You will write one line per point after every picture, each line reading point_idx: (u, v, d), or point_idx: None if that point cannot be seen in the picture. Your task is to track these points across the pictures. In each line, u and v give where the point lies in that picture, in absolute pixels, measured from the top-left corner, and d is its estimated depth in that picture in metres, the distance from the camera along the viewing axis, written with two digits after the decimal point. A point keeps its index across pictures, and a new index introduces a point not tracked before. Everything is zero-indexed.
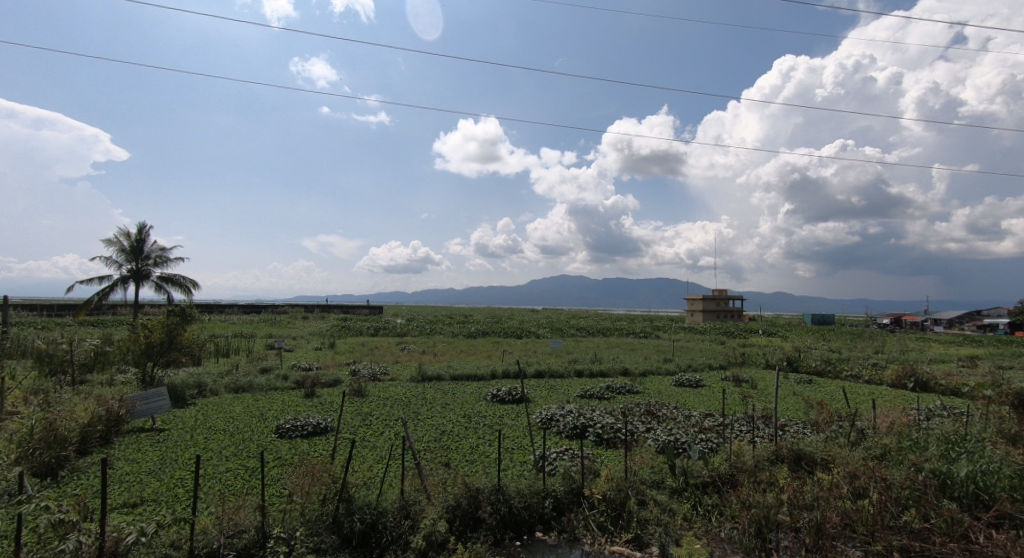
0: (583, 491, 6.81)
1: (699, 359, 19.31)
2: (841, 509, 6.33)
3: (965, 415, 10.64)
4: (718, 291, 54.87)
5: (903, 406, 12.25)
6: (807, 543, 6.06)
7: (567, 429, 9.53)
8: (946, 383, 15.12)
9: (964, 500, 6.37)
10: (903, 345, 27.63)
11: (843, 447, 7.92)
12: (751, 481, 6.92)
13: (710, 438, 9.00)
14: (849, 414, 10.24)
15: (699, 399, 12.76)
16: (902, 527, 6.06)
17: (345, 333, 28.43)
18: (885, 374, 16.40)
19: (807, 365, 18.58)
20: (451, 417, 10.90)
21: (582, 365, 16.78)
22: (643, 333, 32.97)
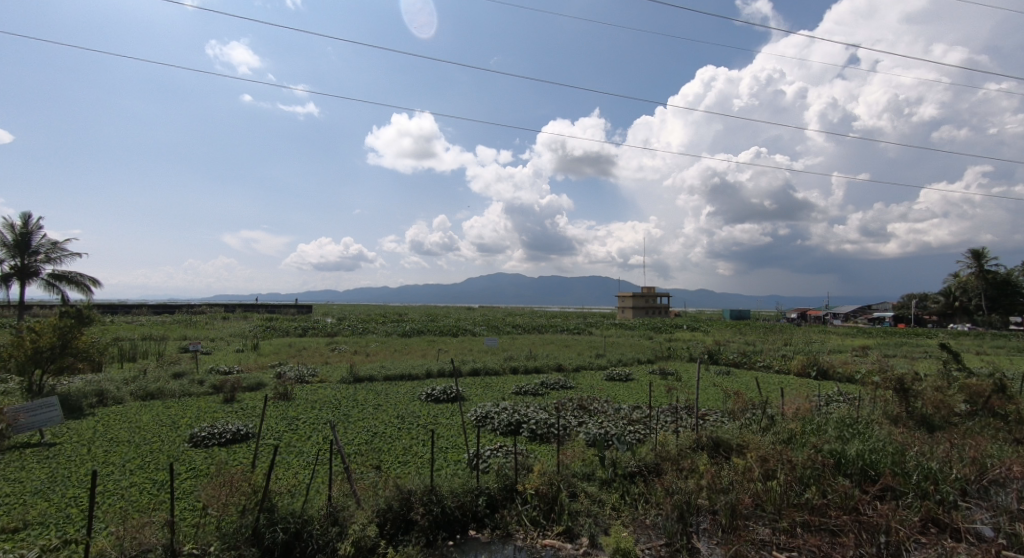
0: (516, 487, 6.87)
1: (628, 354, 20.04)
2: (753, 490, 6.78)
3: (858, 399, 11.80)
4: (645, 288, 57.07)
5: (809, 393, 13.34)
6: (724, 524, 6.50)
7: (502, 426, 9.63)
8: (843, 371, 16.60)
9: (855, 476, 7.01)
10: (807, 337, 30.12)
11: (757, 433, 8.47)
12: (674, 468, 7.30)
13: (638, 429, 9.37)
14: (760, 402, 11.00)
15: (628, 392, 13.27)
16: (804, 503, 6.60)
17: (269, 334, 27.22)
18: (793, 364, 17.78)
19: (725, 357, 19.79)
20: (384, 418, 10.70)
21: (516, 362, 16.99)
22: (575, 329, 33.84)
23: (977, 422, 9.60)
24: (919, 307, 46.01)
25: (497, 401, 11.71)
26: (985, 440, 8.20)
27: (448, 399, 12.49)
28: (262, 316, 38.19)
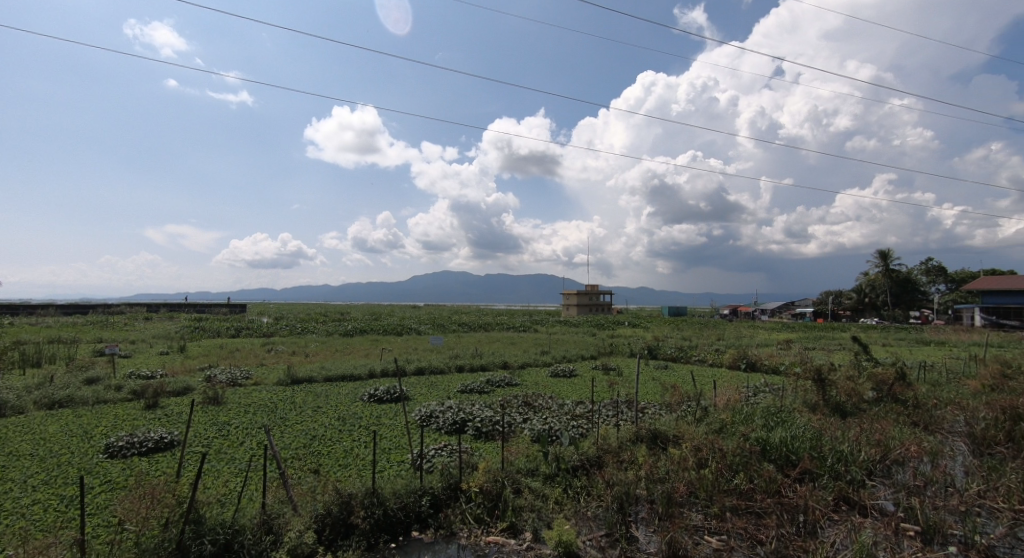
0: (460, 486, 7.06)
1: (572, 350, 20.61)
2: (687, 479, 7.26)
3: (782, 389, 12.71)
4: (589, 286, 58.47)
5: (737, 385, 14.23)
6: (660, 512, 6.87)
7: (447, 425, 9.78)
8: (769, 363, 17.77)
9: (778, 461, 7.66)
10: (738, 332, 31.91)
11: (691, 424, 8.98)
12: (614, 461, 7.69)
13: (581, 423, 9.70)
14: (695, 394, 11.62)
15: (571, 388, 13.71)
16: (733, 489, 7.15)
17: (199, 335, 26.08)
18: (724, 358, 18.85)
19: (663, 352, 20.70)
20: (324, 420, 10.62)
21: (462, 360, 17.14)
22: (521, 326, 34.34)
23: (880, 407, 10.48)
24: (835, 303, 49.62)
25: (443, 400, 11.83)
26: (888, 424, 9.07)
27: (393, 399, 12.47)
28: (197, 316, 36.56)
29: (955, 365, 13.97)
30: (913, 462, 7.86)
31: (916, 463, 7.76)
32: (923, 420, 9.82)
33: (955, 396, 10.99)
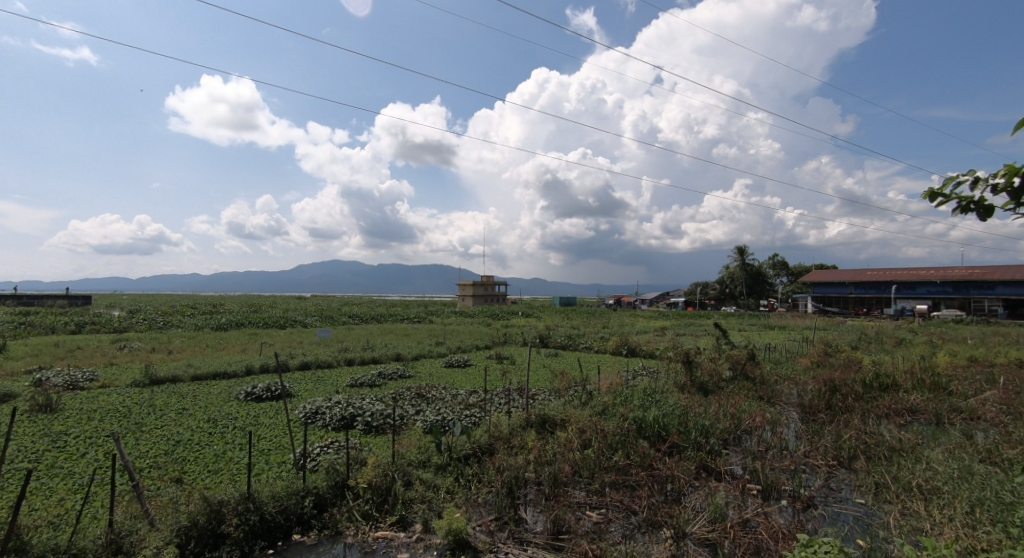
0: (348, 483, 6.65)
1: (466, 341, 20.95)
2: (572, 459, 7.31)
3: (657, 371, 13.82)
4: (485, 277, 59.35)
5: (618, 369, 15.32)
6: (547, 492, 6.83)
7: (335, 421, 9.52)
8: (646, 348, 19.36)
9: (651, 437, 8.15)
10: (621, 320, 34.24)
11: (576, 407, 9.27)
12: (505, 447, 7.56)
13: (474, 412, 9.78)
14: (581, 379, 12.30)
15: (465, 377, 14.02)
16: (613, 465, 7.30)
17: (31, 332, 22.90)
18: (608, 345, 20.20)
19: (554, 340, 21.70)
20: (190, 423, 9.97)
21: (352, 353, 16.78)
22: (415, 317, 34.17)
23: (735, 385, 11.80)
24: (702, 293, 54.81)
25: (330, 396, 11.55)
26: (740, 399, 10.38)
27: (274, 397, 11.96)
28: (43, 311, 32.23)
29: (794, 346, 16.19)
30: (758, 430, 9.00)
31: (760, 431, 9.00)
32: (768, 394, 11.23)
33: (793, 373, 12.74)
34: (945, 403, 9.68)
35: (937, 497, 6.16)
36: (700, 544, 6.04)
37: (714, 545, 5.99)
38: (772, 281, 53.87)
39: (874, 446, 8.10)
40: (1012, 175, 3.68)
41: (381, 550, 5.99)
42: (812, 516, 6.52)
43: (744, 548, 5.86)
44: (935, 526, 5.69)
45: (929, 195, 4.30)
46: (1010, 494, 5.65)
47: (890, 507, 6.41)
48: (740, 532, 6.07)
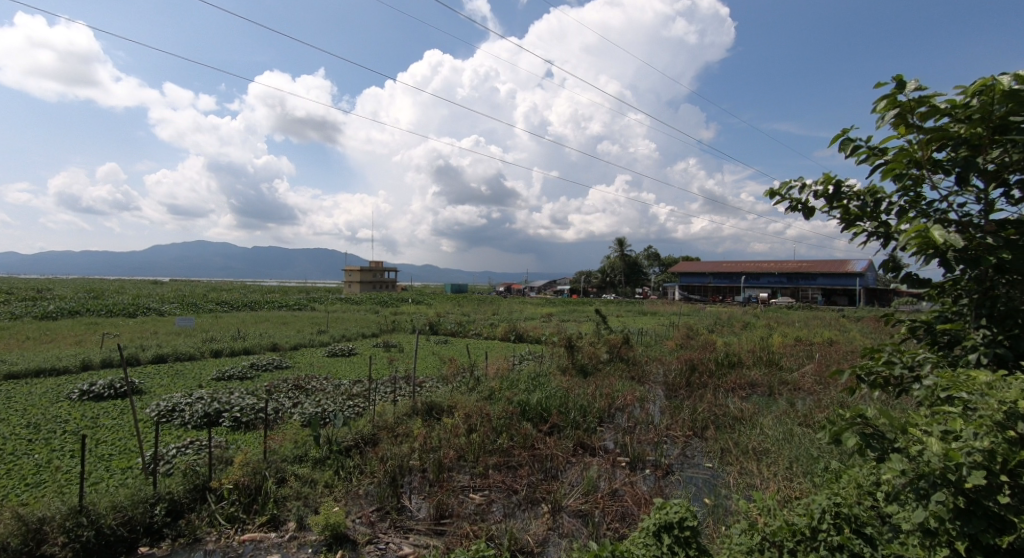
0: (209, 485, 5.79)
1: (351, 328, 20.35)
2: (458, 444, 7.18)
3: (543, 354, 14.38)
4: (373, 263, 57.83)
5: (506, 354, 15.76)
6: (431, 478, 6.50)
7: (196, 419, 8.70)
8: (533, 334, 20.07)
9: (534, 418, 8.52)
10: (511, 307, 35.13)
11: (463, 393, 9.39)
12: (389, 436, 7.25)
13: (357, 402, 9.57)
14: (469, 365, 12.53)
15: (349, 367, 13.69)
16: (498, 448, 7.26)
17: None
18: (497, 331, 20.67)
19: (444, 327, 21.76)
20: (5, 429, 8.71)
21: (218, 344, 15.61)
22: (295, 304, 32.46)
23: (611, 366, 12.66)
24: (585, 281, 57.75)
25: (189, 391, 10.64)
26: (614, 380, 11.20)
27: (118, 396, 10.80)
28: None
29: (662, 330, 17.70)
30: (628, 408, 9.80)
31: (630, 408, 9.82)
32: (639, 374, 12.22)
33: (660, 354, 14.00)
34: (776, 376, 11.26)
35: (766, 458, 7.15)
36: (573, 516, 5.85)
37: (585, 516, 5.81)
38: (646, 271, 58.20)
39: (721, 416, 9.18)
40: (825, 183, 4.45)
41: (249, 553, 5.14)
42: (670, 481, 7.10)
43: (611, 515, 5.79)
44: (764, 481, 6.54)
45: (770, 193, 5.01)
46: (817, 449, 6.79)
47: (732, 468, 7.23)
48: (608, 501, 6.05)
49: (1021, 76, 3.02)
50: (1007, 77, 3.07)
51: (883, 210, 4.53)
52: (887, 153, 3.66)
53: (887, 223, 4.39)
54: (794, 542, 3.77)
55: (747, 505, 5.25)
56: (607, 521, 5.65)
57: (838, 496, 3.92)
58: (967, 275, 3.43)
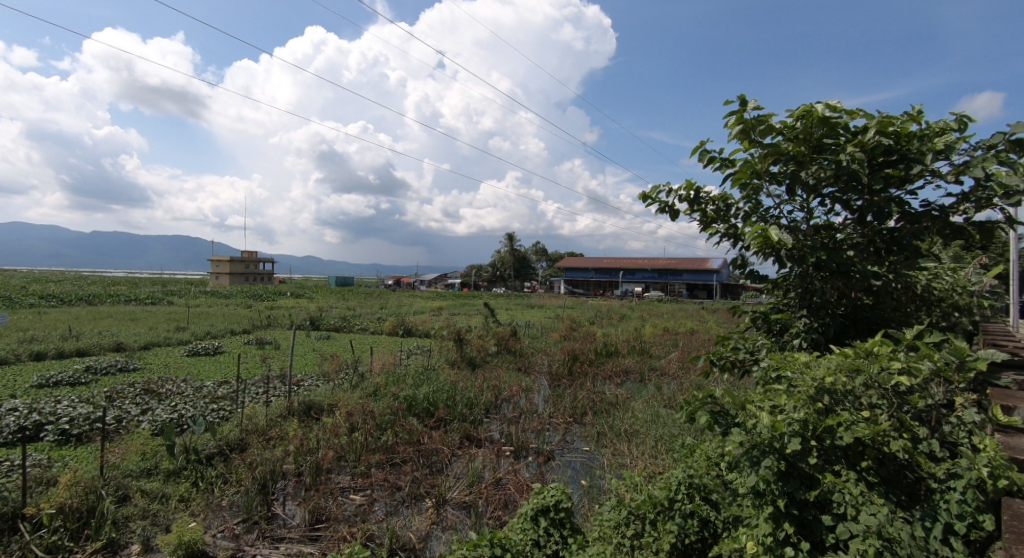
0: (23, 513, 4.95)
1: (216, 325, 18.73)
2: (338, 444, 6.94)
3: (431, 348, 14.29)
4: (245, 254, 53.69)
5: (393, 349, 15.44)
6: (307, 482, 6.21)
7: (9, 434, 7.49)
8: (422, 327, 19.85)
9: (421, 413, 8.44)
10: (399, 301, 34.39)
11: (346, 391, 9.06)
12: (260, 440, 6.83)
13: (223, 406, 8.85)
14: (352, 361, 12.13)
15: (213, 367, 12.62)
16: (381, 446, 7.11)
17: None
18: (384, 325, 20.16)
19: (326, 322, 20.80)
20: None
21: (44, 346, 13.58)
22: (148, 298, 29.17)
23: (499, 358, 12.89)
24: (475, 275, 58.20)
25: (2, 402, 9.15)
26: (501, 372, 11.43)
27: None
28: None
29: (547, 322, 18.35)
30: (513, 398, 10.06)
31: (515, 399, 10.09)
32: (525, 364, 12.59)
33: (545, 346, 14.54)
34: (647, 364, 12.23)
35: (636, 439, 7.72)
36: (457, 508, 5.92)
37: (469, 507, 5.90)
38: (534, 265, 59.93)
39: (598, 402, 9.76)
40: (687, 188, 4.94)
41: None
42: (551, 466, 7.36)
43: (495, 504, 5.93)
44: (634, 460, 7.05)
45: (642, 196, 5.46)
46: (679, 429, 7.46)
47: (606, 450, 7.69)
48: (491, 491, 6.18)
49: (833, 104, 3.58)
50: (822, 105, 3.61)
51: (733, 214, 5.12)
52: (735, 164, 4.15)
53: (736, 226, 4.98)
54: (655, 513, 4.12)
55: (618, 483, 5.62)
56: (489, 510, 5.78)
57: (692, 469, 4.35)
58: (794, 271, 3.99)
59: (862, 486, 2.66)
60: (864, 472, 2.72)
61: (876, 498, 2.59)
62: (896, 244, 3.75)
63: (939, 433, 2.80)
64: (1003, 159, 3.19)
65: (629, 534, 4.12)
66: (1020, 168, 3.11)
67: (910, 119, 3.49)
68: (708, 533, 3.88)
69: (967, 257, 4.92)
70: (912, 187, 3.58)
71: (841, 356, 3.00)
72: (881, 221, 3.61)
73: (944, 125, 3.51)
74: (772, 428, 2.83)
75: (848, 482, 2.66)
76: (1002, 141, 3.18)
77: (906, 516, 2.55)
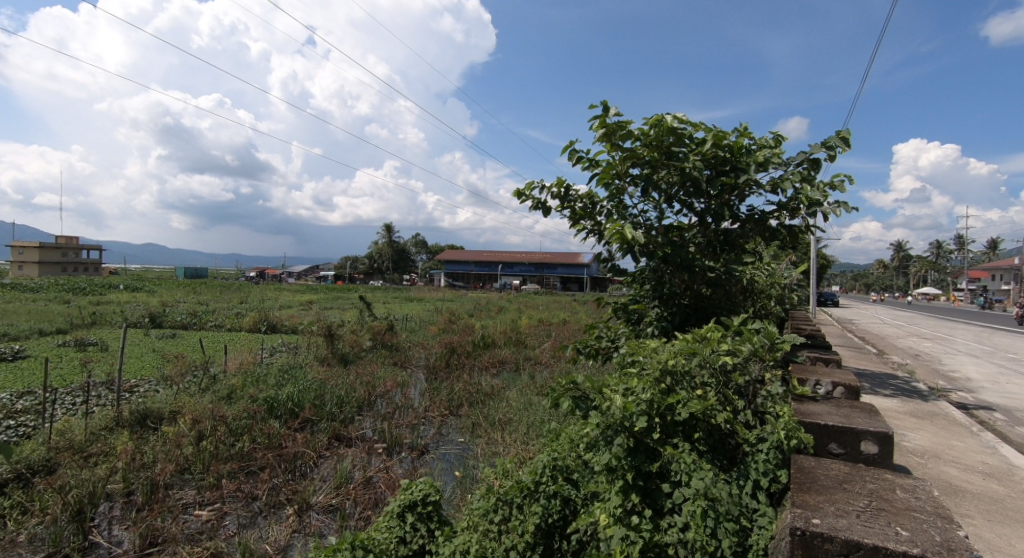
0: None
1: (22, 325, 15.94)
2: (179, 455, 6.24)
3: (296, 344, 13.43)
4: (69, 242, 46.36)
5: (252, 347, 14.26)
6: (139, 502, 5.53)
7: None
8: (287, 323, 18.62)
9: (283, 415, 7.92)
10: (264, 294, 31.95)
11: (194, 395, 8.21)
12: (76, 459, 5.94)
13: (25, 422, 7.54)
14: (202, 361, 11.02)
15: (14, 376, 10.70)
16: (235, 454, 6.55)
17: None
18: (243, 322, 18.58)
19: (169, 319, 18.61)
20: None
21: None
22: None
23: (373, 353, 12.50)
24: (351, 268, 55.88)
25: None
26: (374, 368, 11.09)
27: None
28: None
29: (424, 316, 18.15)
30: (387, 394, 9.82)
31: (389, 394, 9.86)
32: (401, 358, 12.36)
33: (423, 339, 14.39)
34: (522, 354, 12.64)
35: (509, 427, 7.95)
36: (322, 512, 5.66)
37: (336, 510, 5.67)
38: (414, 258, 58.99)
39: (474, 393, 9.89)
40: (558, 186, 5.16)
41: None
42: (425, 460, 7.31)
43: (363, 504, 5.76)
44: (507, 447, 7.24)
45: (517, 192, 5.61)
46: (549, 415, 7.80)
47: (480, 440, 7.80)
48: (360, 491, 5.99)
49: (679, 116, 3.93)
50: (671, 116, 3.94)
51: (598, 212, 5.44)
52: (600, 164, 4.41)
53: (601, 223, 5.31)
54: (521, 497, 4.22)
55: (490, 473, 5.72)
56: (358, 510, 5.62)
57: (556, 452, 4.54)
58: (648, 266, 4.36)
59: (694, 454, 2.97)
60: (696, 443, 3.04)
61: (704, 464, 2.91)
62: (729, 242, 4.27)
63: (753, 404, 3.21)
64: (807, 174, 3.82)
65: (496, 520, 4.20)
66: (817, 183, 3.75)
67: (739, 134, 3.97)
68: (569, 511, 4.10)
69: (783, 255, 5.72)
70: (742, 195, 4.10)
71: (680, 342, 3.34)
72: (718, 222, 4.07)
73: (764, 141, 4.06)
74: (623, 409, 3.05)
75: (683, 452, 2.96)
76: (804, 159, 3.81)
77: (727, 478, 2.90)
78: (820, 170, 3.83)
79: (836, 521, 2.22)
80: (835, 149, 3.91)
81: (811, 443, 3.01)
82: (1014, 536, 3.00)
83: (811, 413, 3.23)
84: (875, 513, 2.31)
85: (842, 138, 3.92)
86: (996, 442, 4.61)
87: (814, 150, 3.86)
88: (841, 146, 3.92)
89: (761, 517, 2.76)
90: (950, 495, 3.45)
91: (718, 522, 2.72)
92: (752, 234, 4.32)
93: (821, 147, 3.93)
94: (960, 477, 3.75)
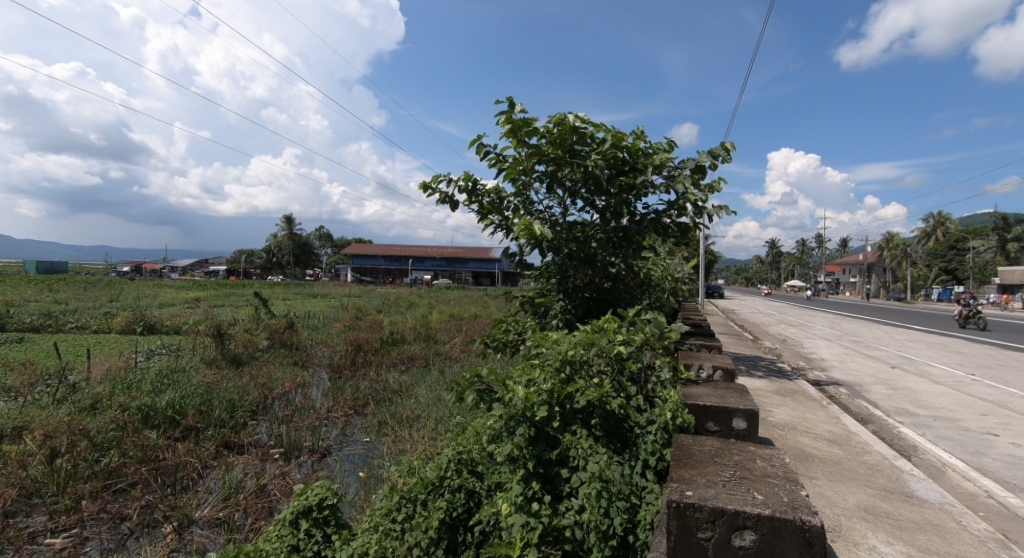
0: None
1: None
2: (25, 478, 5.46)
3: (178, 346, 12.28)
4: None
5: (125, 351, 12.84)
6: None
7: None
8: (169, 324, 16.99)
9: (161, 424, 7.19)
10: (142, 292, 28.93)
11: (47, 407, 7.22)
12: None
13: None
14: (59, 368, 9.71)
15: None
16: (98, 471, 5.84)
17: None
18: (114, 323, 16.69)
19: (17, 322, 16.27)
20: None
21: None
22: None
23: (270, 353, 11.73)
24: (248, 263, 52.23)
25: None
26: (272, 368, 10.40)
27: None
28: None
29: (327, 313, 17.32)
30: (286, 395, 9.24)
31: (288, 395, 9.28)
32: (301, 358, 11.68)
33: (325, 337, 13.72)
34: (431, 349, 12.43)
35: (417, 423, 7.76)
36: (207, 526, 5.19)
37: (223, 523, 5.23)
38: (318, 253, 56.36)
39: (380, 391, 9.57)
40: (465, 180, 5.06)
41: None
42: (327, 462, 6.95)
43: (254, 515, 5.34)
44: (413, 444, 7.06)
45: (424, 184, 5.44)
46: (456, 411, 7.70)
47: (386, 438, 7.54)
48: (251, 501, 5.56)
49: (581, 115, 3.96)
50: (573, 115, 3.97)
51: (506, 207, 5.39)
52: (507, 160, 4.37)
53: (509, 218, 5.27)
54: (425, 493, 4.08)
55: (395, 473, 5.53)
56: (249, 521, 5.21)
57: (462, 446, 4.45)
58: (554, 260, 4.37)
59: (590, 440, 3.00)
60: (593, 428, 3.07)
61: (600, 448, 2.94)
62: (628, 239, 4.38)
63: (644, 390, 3.30)
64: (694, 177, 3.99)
65: (399, 519, 4.03)
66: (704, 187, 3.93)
67: (636, 137, 4.08)
68: (473, 503, 4.03)
69: (676, 250, 6.00)
70: (638, 194, 4.21)
71: (579, 333, 3.37)
72: (617, 219, 4.16)
73: (658, 146, 4.20)
74: (524, 399, 3.00)
75: (581, 438, 2.99)
76: (692, 163, 3.99)
77: (620, 460, 2.95)
78: (706, 175, 4.01)
79: (706, 492, 2.32)
80: (719, 159, 4.12)
81: (692, 423, 3.14)
82: (847, 492, 3.32)
83: (694, 395, 3.37)
84: (738, 482, 2.43)
85: (726, 149, 4.14)
86: (840, 412, 5.14)
87: (701, 157, 4.05)
88: (724, 156, 4.14)
89: (649, 493, 2.83)
90: (801, 460, 3.78)
91: (611, 502, 2.76)
92: (645, 228, 4.47)
93: (707, 157, 4.13)
94: (810, 444, 4.12)
